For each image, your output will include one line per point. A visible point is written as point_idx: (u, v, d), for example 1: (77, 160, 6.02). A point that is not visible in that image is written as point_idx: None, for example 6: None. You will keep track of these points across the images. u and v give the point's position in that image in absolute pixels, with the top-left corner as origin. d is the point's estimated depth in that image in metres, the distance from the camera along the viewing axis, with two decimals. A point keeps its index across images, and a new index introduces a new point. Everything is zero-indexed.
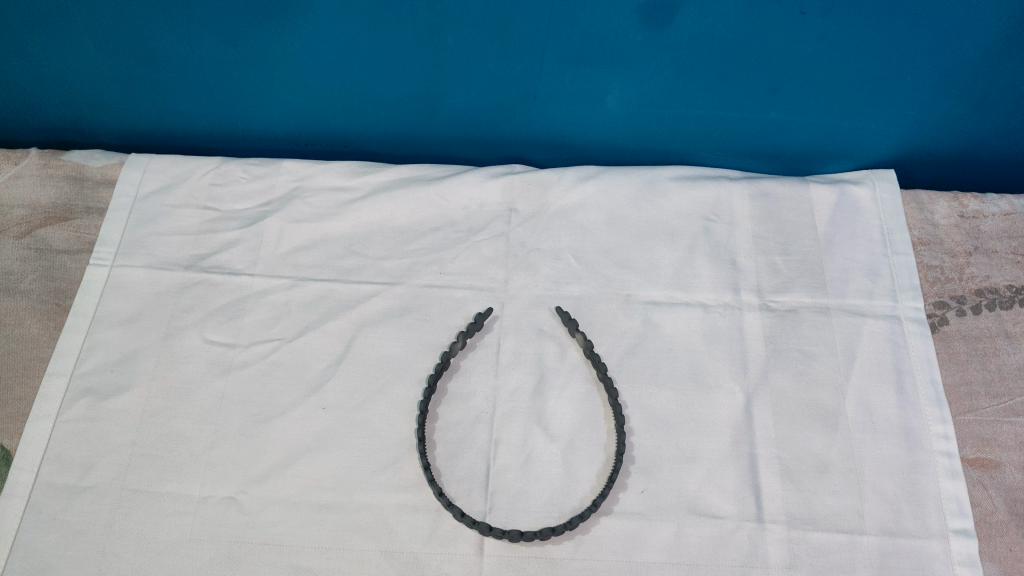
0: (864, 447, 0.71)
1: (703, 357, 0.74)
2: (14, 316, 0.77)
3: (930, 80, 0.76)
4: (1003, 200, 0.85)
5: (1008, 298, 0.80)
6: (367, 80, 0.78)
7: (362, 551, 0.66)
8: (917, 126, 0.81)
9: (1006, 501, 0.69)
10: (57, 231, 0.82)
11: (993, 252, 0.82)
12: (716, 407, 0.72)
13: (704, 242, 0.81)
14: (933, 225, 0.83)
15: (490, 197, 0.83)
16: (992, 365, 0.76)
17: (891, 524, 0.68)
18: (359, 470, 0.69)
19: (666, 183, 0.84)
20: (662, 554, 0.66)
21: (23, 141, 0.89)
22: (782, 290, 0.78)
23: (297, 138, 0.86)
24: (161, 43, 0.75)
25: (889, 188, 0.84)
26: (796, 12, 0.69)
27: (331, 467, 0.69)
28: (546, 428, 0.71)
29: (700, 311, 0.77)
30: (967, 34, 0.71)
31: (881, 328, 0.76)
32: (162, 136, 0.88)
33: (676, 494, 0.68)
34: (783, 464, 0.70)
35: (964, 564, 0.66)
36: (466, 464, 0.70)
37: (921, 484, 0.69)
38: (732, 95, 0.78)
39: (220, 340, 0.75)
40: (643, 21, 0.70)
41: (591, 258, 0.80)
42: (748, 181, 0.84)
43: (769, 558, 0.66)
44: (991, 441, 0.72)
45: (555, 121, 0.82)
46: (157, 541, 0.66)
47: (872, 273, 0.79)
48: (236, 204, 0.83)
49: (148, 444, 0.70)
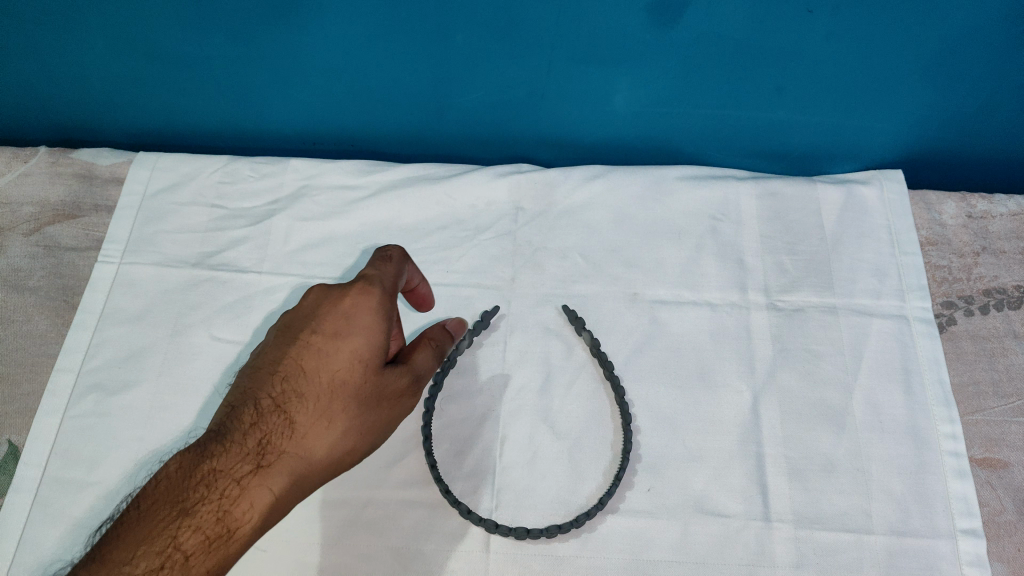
0: (871, 446, 0.71)
1: (710, 356, 0.75)
2: (22, 313, 0.77)
3: (938, 79, 0.76)
4: (1012, 201, 0.85)
5: (1016, 299, 0.79)
6: (374, 79, 0.78)
7: (368, 547, 0.66)
8: (924, 126, 0.81)
9: (1014, 501, 0.69)
10: (66, 229, 0.82)
11: (1001, 252, 0.82)
12: (722, 405, 0.72)
13: (711, 241, 0.81)
14: (941, 225, 0.83)
15: (496, 195, 0.83)
16: (1000, 365, 0.75)
17: (898, 524, 0.68)
18: (358, 294, 0.60)
19: (673, 182, 0.84)
20: (669, 552, 0.66)
21: (32, 139, 0.90)
22: (788, 289, 0.78)
23: (304, 137, 0.87)
24: (170, 42, 0.75)
25: (897, 187, 0.84)
26: (804, 11, 0.69)
27: (325, 322, 0.60)
28: (553, 426, 0.71)
29: (707, 309, 0.77)
30: (977, 34, 0.70)
31: (888, 328, 0.76)
32: (170, 134, 0.88)
33: (683, 492, 0.68)
34: (790, 464, 0.70)
35: (972, 564, 0.66)
36: (473, 462, 0.70)
37: (928, 484, 0.69)
38: (740, 95, 0.78)
39: (227, 337, 0.75)
40: (652, 19, 0.69)
41: (598, 257, 0.80)
42: (754, 181, 0.84)
43: (776, 556, 0.66)
44: (999, 441, 0.72)
45: (562, 120, 0.82)
46: None
47: (879, 272, 0.79)
48: (244, 202, 0.83)
49: (155, 440, 0.70)
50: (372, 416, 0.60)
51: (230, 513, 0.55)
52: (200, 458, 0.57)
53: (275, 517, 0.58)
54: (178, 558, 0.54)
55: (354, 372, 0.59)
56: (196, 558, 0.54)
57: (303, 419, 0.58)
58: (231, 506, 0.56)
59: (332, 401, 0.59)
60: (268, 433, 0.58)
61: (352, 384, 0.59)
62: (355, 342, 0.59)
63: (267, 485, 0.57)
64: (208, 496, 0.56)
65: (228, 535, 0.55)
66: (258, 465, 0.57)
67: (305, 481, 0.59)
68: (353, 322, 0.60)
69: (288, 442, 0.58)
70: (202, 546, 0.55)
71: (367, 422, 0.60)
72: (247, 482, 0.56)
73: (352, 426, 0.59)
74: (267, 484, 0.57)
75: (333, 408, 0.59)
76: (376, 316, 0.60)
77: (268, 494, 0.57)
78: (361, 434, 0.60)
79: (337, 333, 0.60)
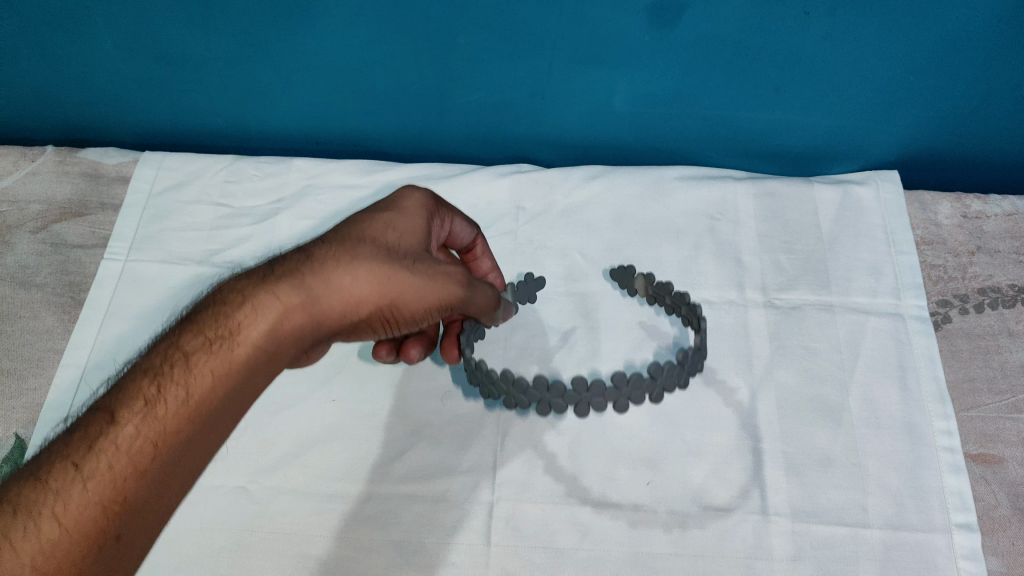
0: (867, 442, 0.71)
1: (708, 353, 0.76)
2: (28, 308, 0.78)
3: (933, 80, 0.76)
4: (1006, 201, 0.86)
5: (1010, 297, 0.80)
6: (376, 81, 0.79)
7: (371, 540, 0.66)
8: (920, 127, 0.82)
9: (1009, 496, 0.69)
10: (72, 227, 0.84)
11: (996, 252, 0.83)
12: (720, 402, 0.73)
13: (709, 240, 0.82)
14: (936, 225, 0.85)
15: (498, 195, 0.84)
16: (994, 362, 0.76)
17: (895, 518, 0.68)
18: (405, 187, 0.62)
19: (671, 183, 0.85)
20: (667, 545, 0.66)
21: (40, 140, 0.91)
22: (785, 287, 0.79)
23: (309, 138, 0.88)
24: (176, 43, 0.76)
25: (892, 189, 0.84)
26: (801, 14, 0.69)
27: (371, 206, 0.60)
28: (553, 421, 0.72)
29: (705, 307, 0.78)
30: (972, 35, 0.71)
31: (884, 326, 0.77)
32: (177, 135, 0.89)
33: (681, 487, 0.69)
34: (788, 458, 0.71)
35: (968, 557, 0.65)
36: (474, 456, 0.70)
37: (924, 478, 0.69)
38: (739, 96, 0.79)
39: None
40: (651, 21, 0.70)
41: (597, 256, 0.81)
42: (752, 181, 0.86)
43: (773, 550, 0.66)
44: (993, 437, 0.72)
45: (562, 122, 0.83)
46: (167, 529, 0.66)
47: (875, 272, 0.80)
48: (247, 201, 0.84)
49: None
50: (401, 269, 0.55)
51: (235, 322, 0.50)
52: (216, 289, 0.53)
53: (284, 341, 0.51)
54: (179, 357, 0.48)
55: (389, 233, 0.57)
56: (199, 356, 0.49)
57: (322, 250, 0.54)
58: (242, 314, 0.50)
59: (357, 243, 0.55)
60: (283, 261, 0.54)
61: (381, 236, 0.56)
62: (390, 214, 0.58)
63: (278, 296, 0.51)
64: (215, 309, 0.51)
65: (231, 338, 0.50)
66: (267, 281, 0.52)
67: (320, 312, 0.52)
68: (398, 205, 0.60)
69: (301, 264, 0.53)
70: (205, 346, 0.49)
71: (395, 268, 0.54)
72: (254, 294, 0.51)
73: (377, 264, 0.54)
74: (274, 298, 0.51)
75: (359, 245, 0.55)
76: (421, 202, 0.60)
77: (278, 305, 0.51)
78: (380, 271, 0.54)
79: (379, 206, 0.59)
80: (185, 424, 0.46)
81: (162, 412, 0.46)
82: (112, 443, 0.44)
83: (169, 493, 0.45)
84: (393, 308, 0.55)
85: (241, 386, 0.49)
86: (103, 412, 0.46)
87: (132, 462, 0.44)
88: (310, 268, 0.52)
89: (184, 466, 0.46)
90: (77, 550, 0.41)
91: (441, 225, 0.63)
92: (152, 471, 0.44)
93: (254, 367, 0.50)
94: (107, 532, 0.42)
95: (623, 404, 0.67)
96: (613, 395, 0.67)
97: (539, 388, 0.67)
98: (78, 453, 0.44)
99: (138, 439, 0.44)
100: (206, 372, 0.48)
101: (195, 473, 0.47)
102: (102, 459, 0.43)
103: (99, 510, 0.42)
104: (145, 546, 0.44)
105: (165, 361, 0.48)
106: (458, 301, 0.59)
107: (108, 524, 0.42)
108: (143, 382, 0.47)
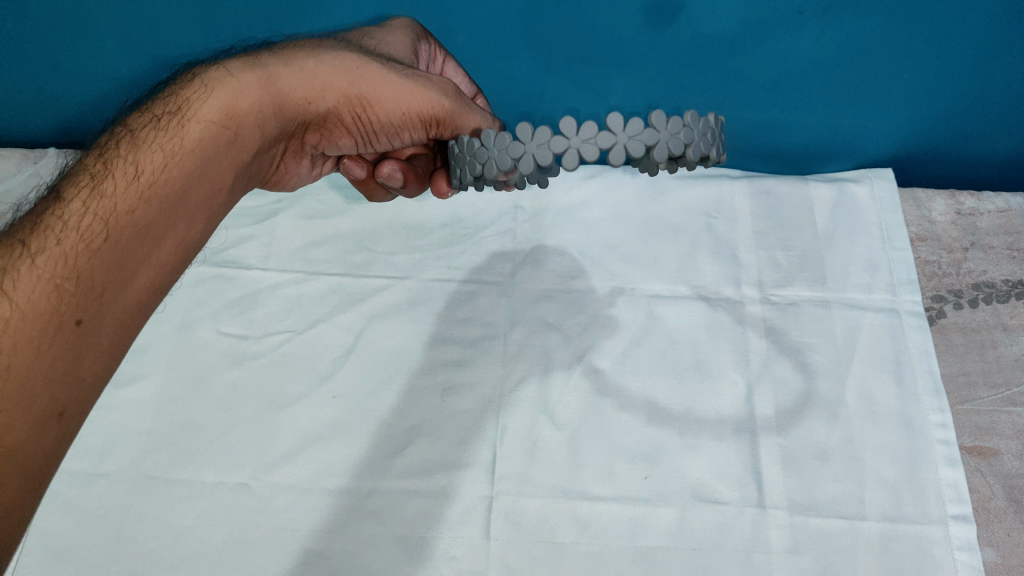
0: (864, 436, 0.72)
1: (706, 349, 0.77)
2: None
3: (926, 79, 0.77)
4: (999, 198, 0.86)
5: (1005, 292, 0.80)
6: None
7: (373, 535, 0.67)
8: (915, 125, 0.82)
9: (1003, 488, 0.70)
10: None
11: (990, 248, 0.83)
12: (718, 396, 0.74)
13: (707, 238, 0.83)
14: (931, 221, 0.85)
15: (496, 194, 0.86)
16: (989, 356, 0.77)
17: (891, 510, 0.69)
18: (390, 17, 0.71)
19: (668, 181, 0.87)
20: (665, 538, 0.67)
21: (39, 142, 0.89)
22: (782, 283, 0.80)
23: None
24: (185, 40, 0.80)
25: (888, 185, 0.85)
26: (794, 11, 0.71)
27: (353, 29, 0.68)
28: (552, 416, 0.73)
29: (703, 303, 0.79)
30: (964, 31, 0.72)
31: (880, 321, 0.78)
32: None
33: (680, 481, 0.70)
34: (785, 452, 0.71)
35: (963, 548, 0.67)
36: (474, 451, 0.71)
37: (919, 471, 0.70)
38: (735, 94, 0.79)
39: (232, 331, 0.77)
40: (647, 20, 0.73)
41: (595, 253, 0.83)
42: (748, 180, 0.86)
43: (771, 543, 0.67)
44: (988, 430, 0.73)
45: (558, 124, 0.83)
46: (171, 525, 0.67)
47: (871, 268, 0.81)
48: (249, 200, 0.85)
49: (162, 432, 0.72)
50: (368, 60, 0.60)
51: (187, 100, 0.54)
52: (173, 75, 0.58)
53: (238, 116, 0.55)
54: (130, 136, 0.52)
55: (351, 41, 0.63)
56: (150, 133, 0.52)
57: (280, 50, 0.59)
58: (193, 91, 0.54)
59: (324, 42, 0.61)
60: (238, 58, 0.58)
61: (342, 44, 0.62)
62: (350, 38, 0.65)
63: (231, 75, 0.55)
64: (167, 95, 0.55)
65: (182, 113, 0.53)
66: (221, 66, 0.56)
67: (281, 91, 0.57)
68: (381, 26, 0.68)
69: (258, 56, 0.58)
70: (155, 123, 0.52)
71: (362, 58, 0.60)
72: (207, 78, 0.55)
73: (343, 55, 0.60)
74: (228, 77, 0.55)
75: (319, 45, 0.60)
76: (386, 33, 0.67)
77: (234, 83, 0.55)
78: (336, 61, 0.59)
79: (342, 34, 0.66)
80: (135, 200, 0.48)
81: (111, 189, 0.48)
82: (66, 213, 0.46)
83: (124, 273, 0.47)
84: (361, 98, 0.60)
85: (195, 156, 0.51)
86: (53, 193, 0.48)
87: (84, 237, 0.46)
88: (273, 55, 0.58)
89: (136, 247, 0.47)
90: (31, 331, 0.42)
91: (425, 52, 0.70)
92: (104, 248, 0.46)
93: (206, 139, 0.53)
94: (64, 315, 0.43)
95: (573, 158, 0.59)
96: (560, 142, 0.59)
97: (488, 142, 0.60)
98: (24, 233, 0.45)
99: (88, 217, 0.46)
100: (159, 147, 0.51)
101: (156, 249, 0.48)
102: (51, 236, 0.45)
103: (52, 287, 0.43)
104: (113, 313, 0.46)
105: (114, 141, 0.51)
106: (438, 108, 0.63)
107: (64, 307, 0.43)
108: (90, 161, 0.50)
